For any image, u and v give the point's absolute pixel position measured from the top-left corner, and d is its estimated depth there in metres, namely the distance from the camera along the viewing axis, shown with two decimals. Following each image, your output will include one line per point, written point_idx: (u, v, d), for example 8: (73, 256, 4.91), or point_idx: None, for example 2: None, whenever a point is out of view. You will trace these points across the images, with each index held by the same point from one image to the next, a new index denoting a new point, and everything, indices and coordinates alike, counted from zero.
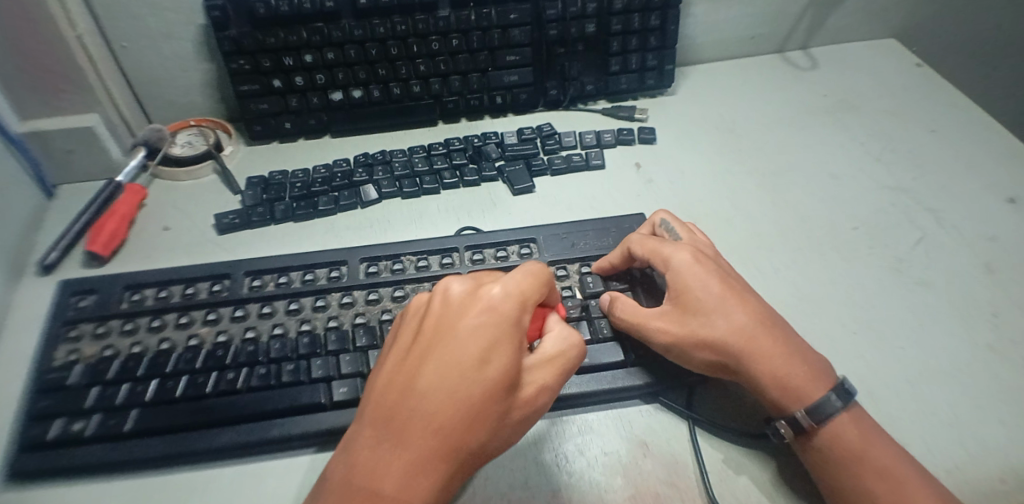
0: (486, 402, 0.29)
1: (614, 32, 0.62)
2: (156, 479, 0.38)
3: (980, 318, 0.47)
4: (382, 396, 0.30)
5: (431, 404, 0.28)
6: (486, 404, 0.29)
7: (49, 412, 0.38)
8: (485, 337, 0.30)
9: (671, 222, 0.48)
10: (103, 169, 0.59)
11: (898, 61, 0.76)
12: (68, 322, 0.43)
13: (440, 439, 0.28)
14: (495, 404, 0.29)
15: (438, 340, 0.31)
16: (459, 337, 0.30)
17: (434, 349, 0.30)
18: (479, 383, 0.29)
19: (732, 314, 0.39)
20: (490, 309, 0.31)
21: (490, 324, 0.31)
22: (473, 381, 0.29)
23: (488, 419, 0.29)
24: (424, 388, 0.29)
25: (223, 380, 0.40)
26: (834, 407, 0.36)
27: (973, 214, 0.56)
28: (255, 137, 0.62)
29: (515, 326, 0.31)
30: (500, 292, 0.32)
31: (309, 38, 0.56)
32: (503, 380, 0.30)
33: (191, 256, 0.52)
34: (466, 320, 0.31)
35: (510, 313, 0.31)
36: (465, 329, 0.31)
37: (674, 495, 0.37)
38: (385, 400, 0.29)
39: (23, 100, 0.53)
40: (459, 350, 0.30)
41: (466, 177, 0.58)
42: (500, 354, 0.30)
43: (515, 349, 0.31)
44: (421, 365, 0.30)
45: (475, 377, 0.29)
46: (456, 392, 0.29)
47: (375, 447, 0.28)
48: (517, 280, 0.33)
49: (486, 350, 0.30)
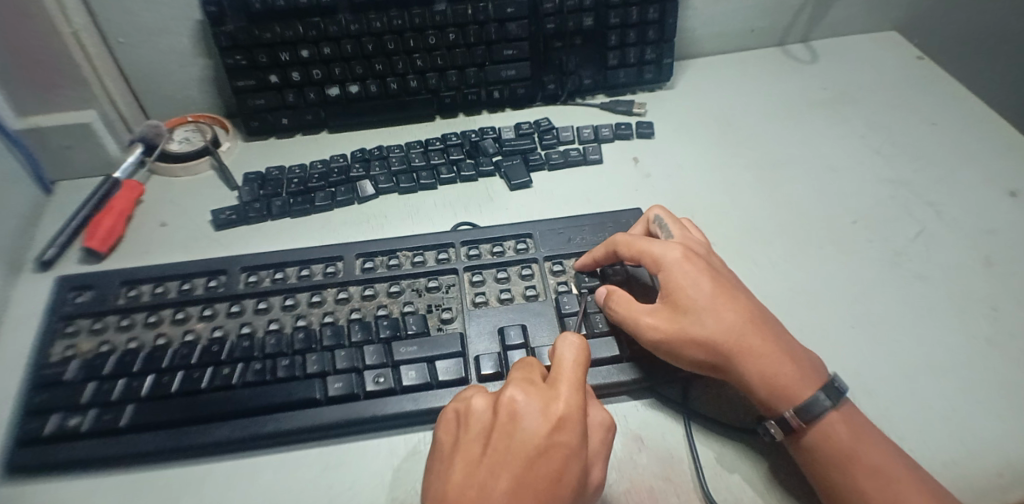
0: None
1: (612, 25, 0.62)
2: (152, 474, 0.38)
3: (979, 311, 0.47)
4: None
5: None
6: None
7: (45, 408, 0.38)
8: (556, 455, 0.30)
9: (666, 218, 0.47)
10: (102, 165, 0.59)
11: (899, 53, 0.75)
12: (65, 318, 0.44)
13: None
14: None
15: (510, 455, 0.31)
16: (530, 453, 0.30)
17: (505, 466, 0.30)
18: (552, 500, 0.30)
19: (722, 315, 0.39)
20: (557, 412, 0.32)
21: (561, 440, 0.31)
22: (547, 483, 0.30)
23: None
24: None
25: (219, 375, 0.40)
26: (824, 407, 0.36)
27: (972, 207, 0.56)
28: (252, 133, 0.62)
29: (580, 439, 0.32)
30: (567, 402, 0.32)
31: (305, 33, 0.56)
32: (571, 493, 0.30)
33: (188, 251, 0.52)
34: (534, 421, 0.31)
35: (575, 412, 0.32)
36: (536, 442, 0.31)
37: (669, 490, 0.37)
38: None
39: (19, 96, 0.53)
40: (531, 453, 0.30)
41: (463, 172, 0.58)
42: (570, 455, 0.31)
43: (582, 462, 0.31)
44: (495, 483, 0.30)
45: (550, 480, 0.30)
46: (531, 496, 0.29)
47: None
48: (574, 375, 0.33)
49: (559, 470, 0.30)
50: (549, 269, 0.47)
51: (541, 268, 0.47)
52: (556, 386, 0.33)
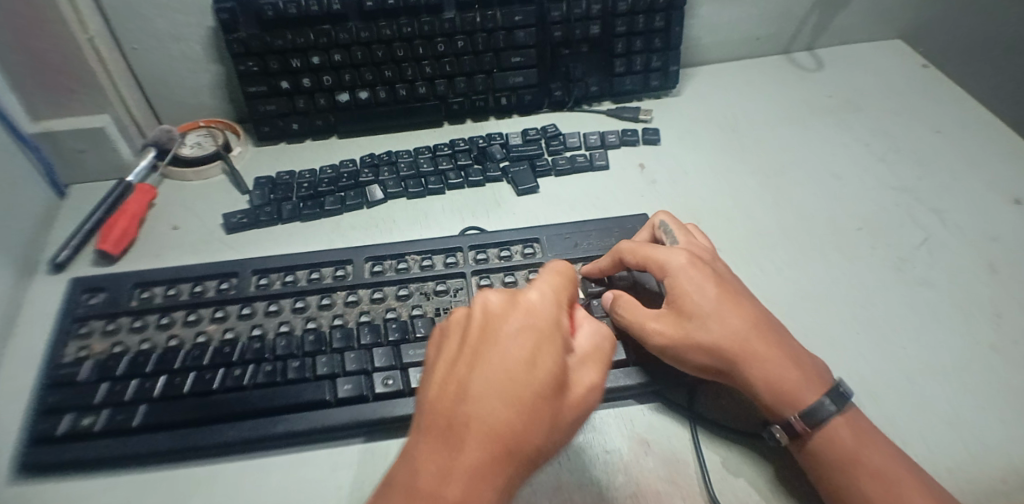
0: (540, 398, 0.28)
1: (619, 33, 0.63)
2: (163, 473, 0.39)
3: (982, 316, 0.47)
4: (435, 409, 0.28)
5: (489, 408, 0.27)
6: (541, 401, 0.28)
7: (58, 407, 0.39)
8: (531, 337, 0.30)
9: (671, 223, 0.47)
10: (115, 169, 0.60)
11: (904, 61, 0.76)
12: (78, 319, 0.44)
13: (499, 443, 0.27)
14: (547, 402, 0.28)
15: (485, 344, 0.30)
16: (504, 339, 0.30)
17: (481, 355, 0.29)
18: (531, 378, 0.28)
19: (726, 320, 0.39)
20: (530, 309, 0.31)
21: (535, 325, 0.30)
22: (524, 369, 0.28)
23: (547, 418, 0.28)
24: (480, 393, 0.28)
25: (231, 376, 0.40)
26: (829, 412, 0.36)
27: (976, 213, 0.56)
28: (263, 138, 0.63)
29: (558, 328, 0.31)
30: (537, 297, 0.32)
31: (316, 40, 0.57)
32: (554, 375, 0.29)
33: (199, 255, 0.53)
34: (507, 315, 0.31)
35: (549, 308, 0.31)
36: (509, 329, 0.30)
37: (674, 493, 0.37)
38: (437, 407, 0.28)
39: (35, 101, 0.54)
40: (505, 343, 0.29)
41: (471, 177, 0.58)
42: (546, 346, 0.30)
43: (560, 346, 0.30)
44: (471, 372, 0.29)
45: (527, 366, 0.29)
46: (508, 381, 0.28)
47: (434, 451, 0.27)
48: (546, 282, 0.34)
49: (535, 354, 0.29)
50: None
51: None
52: (530, 288, 0.33)
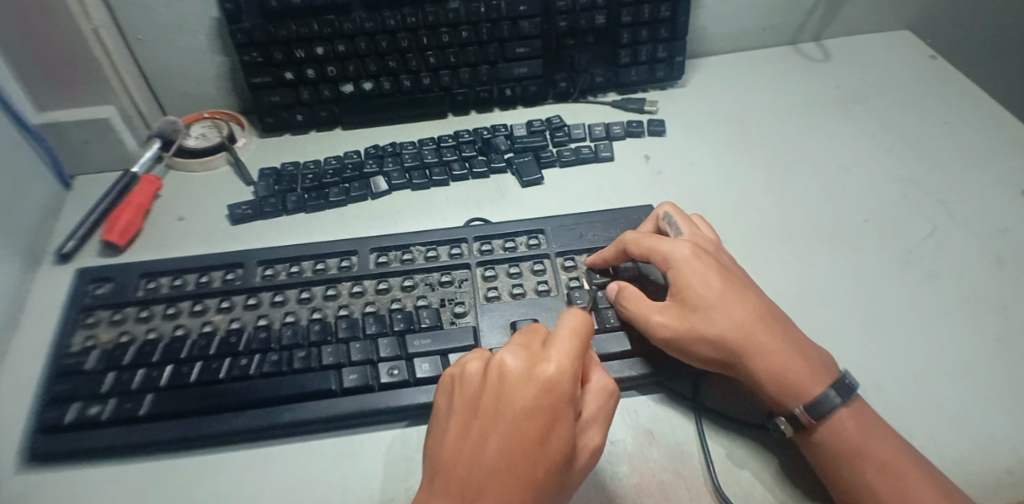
0: (548, 476, 0.29)
1: (624, 23, 0.62)
2: (170, 462, 0.39)
3: (988, 308, 0.47)
4: (446, 479, 0.29)
5: (500, 486, 0.29)
6: (549, 481, 0.29)
7: (66, 396, 0.39)
8: (545, 417, 0.30)
9: (676, 215, 0.47)
10: (120, 159, 0.60)
11: (911, 53, 0.75)
12: (84, 309, 0.44)
13: None
14: (555, 480, 0.30)
15: (499, 418, 0.30)
16: (517, 416, 0.30)
17: (494, 429, 0.30)
18: (542, 459, 0.29)
19: (732, 313, 0.39)
20: (547, 382, 0.31)
21: (551, 401, 0.30)
22: (536, 450, 0.29)
23: (553, 490, 0.30)
24: (492, 471, 0.29)
25: (237, 365, 0.40)
26: (833, 403, 0.36)
27: (983, 205, 0.56)
28: (267, 129, 0.63)
29: (573, 400, 0.31)
30: (555, 366, 0.31)
31: (320, 30, 0.56)
32: (564, 453, 0.30)
33: (204, 245, 0.53)
34: (522, 388, 0.31)
35: (566, 380, 0.31)
36: (524, 405, 0.30)
37: (679, 483, 0.37)
38: (449, 475, 0.29)
39: (40, 91, 0.54)
40: (519, 419, 0.30)
41: (475, 168, 0.58)
42: (559, 425, 0.30)
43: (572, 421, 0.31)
44: (484, 446, 0.30)
45: (538, 447, 0.30)
46: (520, 461, 0.29)
47: None
48: (566, 343, 0.32)
49: (546, 433, 0.30)
50: (561, 265, 0.48)
51: (553, 263, 0.48)
52: (548, 349, 0.32)
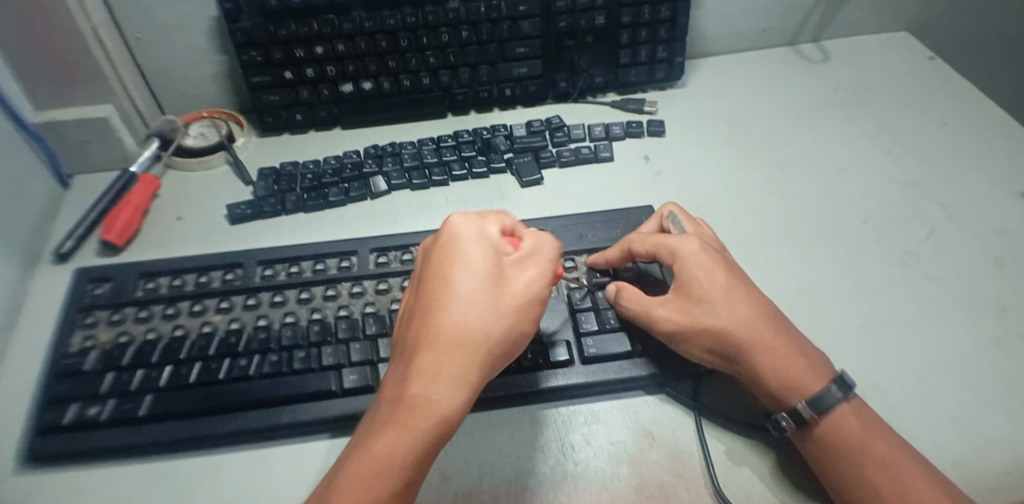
0: (472, 299, 0.32)
1: (624, 23, 0.62)
2: (170, 463, 0.39)
3: (987, 310, 0.47)
4: (403, 334, 0.34)
5: (433, 324, 0.32)
6: (473, 297, 0.32)
7: (65, 397, 0.39)
8: (455, 251, 0.34)
9: (679, 215, 0.47)
10: (118, 159, 0.60)
11: (911, 54, 0.75)
12: (83, 309, 0.44)
13: (443, 339, 0.31)
14: (480, 297, 0.32)
15: (427, 276, 0.35)
16: (435, 262, 0.34)
17: (426, 280, 0.34)
18: (459, 281, 0.33)
19: (734, 307, 0.39)
20: (454, 229, 0.35)
21: (453, 242, 0.34)
22: (454, 276, 0.33)
23: (484, 310, 0.32)
24: (420, 315, 0.33)
25: (236, 366, 0.40)
26: (834, 398, 0.36)
27: (982, 207, 0.56)
28: (266, 129, 0.62)
29: (484, 242, 0.35)
30: (461, 219, 0.36)
31: (320, 30, 0.56)
32: (482, 283, 0.33)
33: (203, 245, 0.53)
34: (439, 242, 0.35)
35: (473, 225, 0.36)
36: (439, 256, 0.35)
37: (679, 485, 0.37)
38: (405, 330, 0.34)
39: (39, 90, 0.54)
40: (437, 263, 0.34)
41: (475, 169, 0.58)
42: (470, 251, 0.34)
43: (487, 251, 0.34)
44: (421, 296, 0.34)
45: (455, 272, 0.33)
46: (443, 289, 0.33)
47: (403, 365, 0.32)
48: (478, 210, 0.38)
49: (460, 262, 0.34)
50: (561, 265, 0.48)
51: None
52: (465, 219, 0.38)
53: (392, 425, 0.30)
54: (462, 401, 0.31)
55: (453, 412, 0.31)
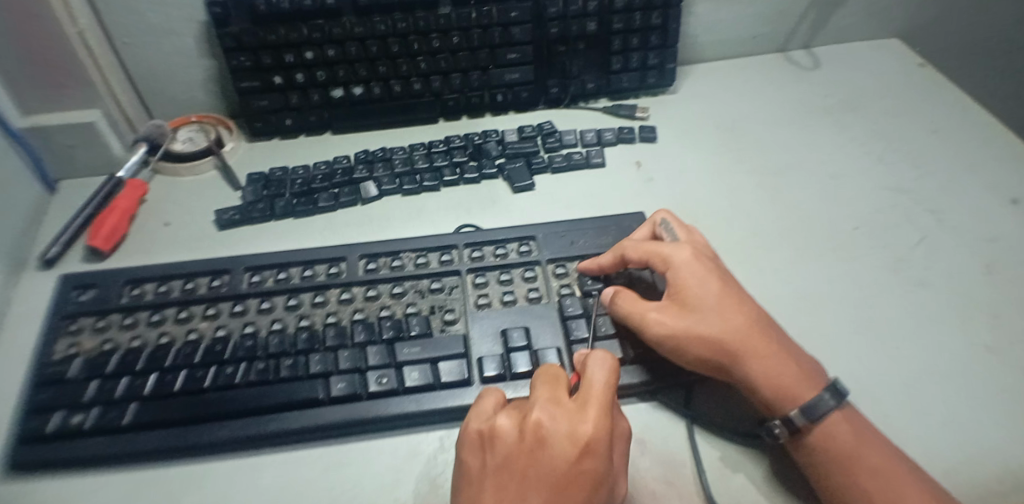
0: None
1: (616, 30, 0.62)
2: (153, 473, 0.38)
3: (978, 316, 0.47)
4: None
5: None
6: None
7: (47, 406, 0.38)
8: (586, 478, 0.31)
9: (672, 222, 0.47)
10: (105, 163, 0.59)
11: (899, 61, 0.76)
12: (67, 316, 0.43)
13: None
14: None
15: (537, 481, 0.31)
16: (558, 481, 0.31)
17: (534, 493, 0.31)
18: None
19: (727, 316, 0.39)
20: (587, 444, 0.31)
21: (590, 467, 0.31)
22: None
23: None
24: None
25: (222, 374, 0.40)
26: (827, 406, 0.36)
27: (972, 214, 0.56)
28: (256, 133, 0.62)
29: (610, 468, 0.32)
30: (594, 424, 0.32)
31: (310, 35, 0.56)
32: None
33: (191, 251, 0.52)
34: (566, 454, 0.31)
35: (606, 437, 0.32)
36: (565, 467, 0.31)
37: (672, 493, 0.37)
38: None
39: (25, 94, 0.53)
40: (559, 485, 0.31)
41: (466, 174, 0.58)
42: (600, 483, 0.31)
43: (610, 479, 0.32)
44: None
45: None
46: None
47: None
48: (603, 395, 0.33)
49: (588, 494, 0.31)
50: (552, 271, 0.47)
51: (544, 270, 0.47)
52: (581, 403, 0.33)
53: None
54: None
55: None
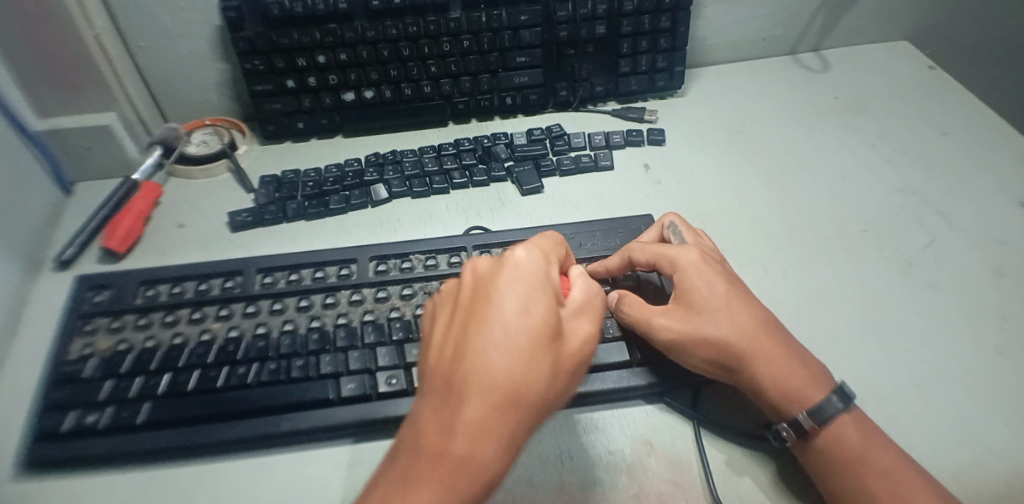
0: (533, 356, 0.28)
1: (625, 33, 0.63)
2: (166, 471, 0.39)
3: (988, 319, 0.47)
4: (436, 375, 0.29)
5: (487, 364, 0.28)
6: (535, 351, 0.28)
7: (63, 404, 0.39)
8: (520, 289, 0.29)
9: (680, 225, 0.47)
10: (121, 166, 0.60)
11: (910, 63, 0.75)
12: (83, 316, 0.44)
13: (498, 395, 0.27)
14: (543, 351, 0.28)
15: (477, 306, 0.30)
16: (491, 296, 0.29)
17: (471, 314, 0.30)
18: (521, 331, 0.28)
19: (734, 318, 0.39)
20: (518, 264, 0.31)
21: (520, 278, 0.30)
22: (516, 325, 0.28)
23: (543, 369, 0.28)
24: (467, 359, 0.28)
25: (235, 374, 0.40)
26: (835, 409, 0.36)
27: (982, 215, 0.56)
28: (268, 137, 0.63)
29: (552, 288, 0.31)
30: (524, 251, 0.32)
31: (322, 39, 0.57)
32: (547, 327, 0.29)
33: (204, 252, 0.53)
34: (499, 275, 0.30)
35: (538, 261, 0.31)
36: (498, 285, 0.30)
37: (678, 494, 0.37)
38: (440, 371, 0.29)
39: (42, 97, 0.54)
40: (494, 300, 0.29)
41: (475, 177, 0.58)
42: (536, 296, 0.29)
43: (552, 297, 0.30)
44: (467, 332, 0.29)
45: (517, 319, 0.28)
46: (503, 336, 0.28)
47: (439, 413, 0.28)
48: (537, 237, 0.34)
49: (524, 302, 0.29)
50: None
51: None
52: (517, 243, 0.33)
53: (426, 483, 0.26)
54: (507, 464, 0.28)
55: (496, 479, 0.27)
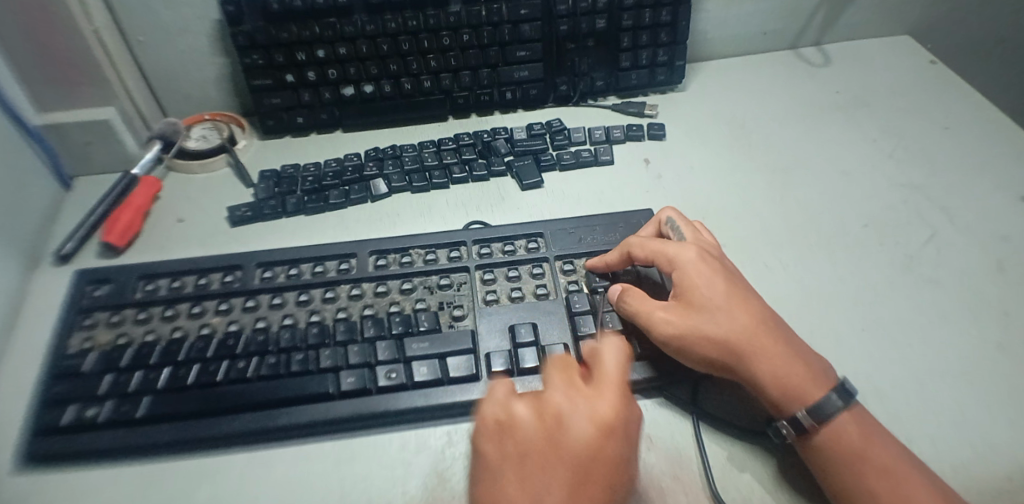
0: None
1: (625, 27, 0.62)
2: (166, 465, 0.39)
3: (989, 314, 0.47)
4: None
5: None
6: None
7: (63, 399, 0.39)
8: (606, 459, 0.32)
9: (678, 220, 0.47)
10: (120, 161, 0.60)
11: (912, 57, 0.75)
12: (83, 311, 0.44)
13: None
14: None
15: (563, 467, 0.32)
16: (581, 461, 0.32)
17: (554, 472, 0.32)
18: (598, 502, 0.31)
19: (735, 316, 0.39)
20: (607, 426, 0.33)
21: (609, 446, 0.33)
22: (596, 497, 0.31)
23: None
24: None
25: (234, 368, 0.40)
26: (835, 407, 0.36)
27: (985, 211, 0.55)
28: (268, 132, 0.63)
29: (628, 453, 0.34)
30: (613, 404, 0.34)
31: (321, 33, 0.57)
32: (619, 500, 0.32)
33: (203, 247, 0.53)
34: (589, 437, 0.33)
35: (623, 422, 0.34)
36: (588, 450, 0.32)
37: (678, 490, 0.37)
38: None
39: (41, 92, 0.54)
40: (583, 468, 0.32)
41: (475, 171, 0.58)
42: (618, 467, 0.32)
43: (628, 466, 0.33)
44: (546, 493, 0.31)
45: (599, 489, 0.31)
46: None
47: None
48: (620, 382, 0.36)
49: (608, 471, 0.32)
50: (560, 268, 0.48)
51: (551, 266, 0.48)
52: (603, 389, 0.35)
53: None
54: None
55: None
